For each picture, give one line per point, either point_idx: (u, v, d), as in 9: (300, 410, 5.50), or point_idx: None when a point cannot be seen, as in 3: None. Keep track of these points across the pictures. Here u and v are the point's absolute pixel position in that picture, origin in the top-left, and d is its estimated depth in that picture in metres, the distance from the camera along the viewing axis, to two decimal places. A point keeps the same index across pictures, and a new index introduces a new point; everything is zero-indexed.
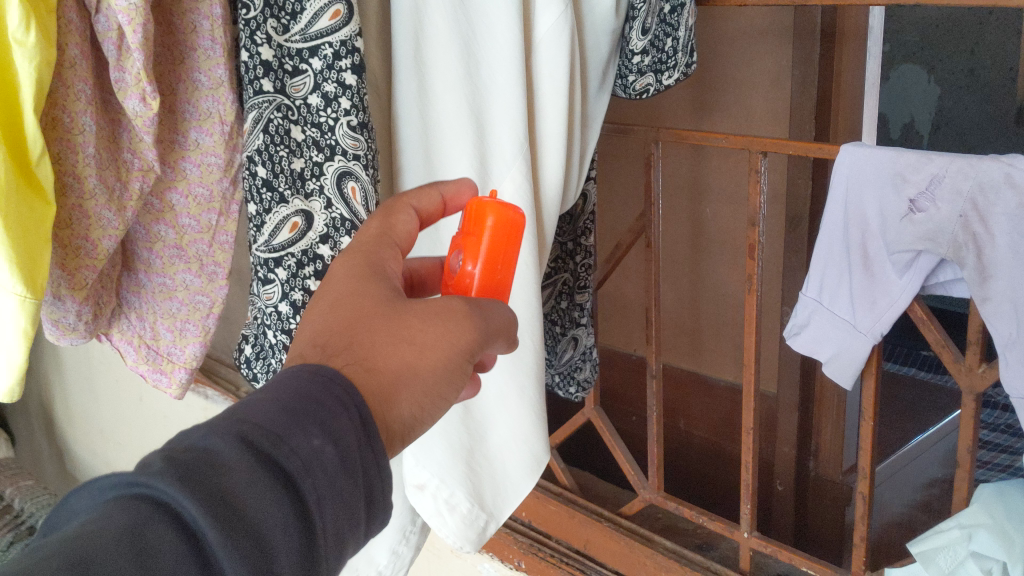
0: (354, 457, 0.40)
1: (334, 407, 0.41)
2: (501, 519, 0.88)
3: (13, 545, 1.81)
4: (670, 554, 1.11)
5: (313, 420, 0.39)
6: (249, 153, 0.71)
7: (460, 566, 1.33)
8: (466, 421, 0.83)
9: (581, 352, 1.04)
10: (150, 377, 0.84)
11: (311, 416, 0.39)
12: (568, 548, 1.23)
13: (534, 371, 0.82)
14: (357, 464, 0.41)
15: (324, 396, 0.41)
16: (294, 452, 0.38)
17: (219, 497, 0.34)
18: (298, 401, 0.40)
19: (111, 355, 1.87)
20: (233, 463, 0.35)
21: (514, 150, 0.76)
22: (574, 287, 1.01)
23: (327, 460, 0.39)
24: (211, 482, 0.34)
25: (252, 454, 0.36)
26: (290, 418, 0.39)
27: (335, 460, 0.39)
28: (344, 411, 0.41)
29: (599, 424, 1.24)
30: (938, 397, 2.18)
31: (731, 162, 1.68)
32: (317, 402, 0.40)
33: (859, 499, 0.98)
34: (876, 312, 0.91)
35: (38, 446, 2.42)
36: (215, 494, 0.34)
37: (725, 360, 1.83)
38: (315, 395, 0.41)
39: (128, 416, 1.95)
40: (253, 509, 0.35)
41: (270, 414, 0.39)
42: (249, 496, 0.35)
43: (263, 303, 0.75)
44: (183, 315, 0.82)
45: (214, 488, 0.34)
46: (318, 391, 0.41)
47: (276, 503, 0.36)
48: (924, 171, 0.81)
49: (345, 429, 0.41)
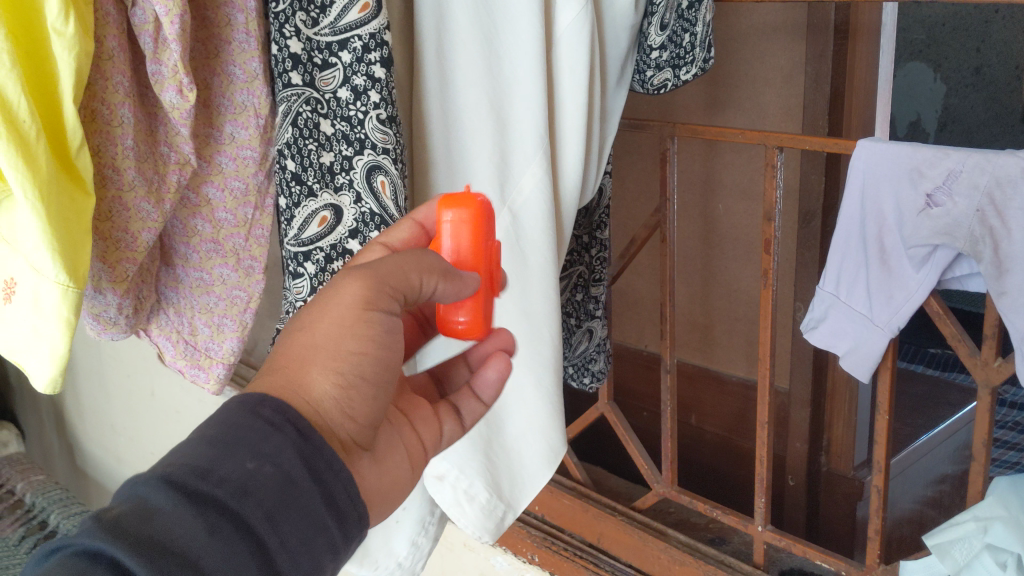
0: (295, 469, 0.46)
1: (266, 430, 0.46)
2: (519, 510, 0.88)
3: (24, 540, 1.83)
4: (683, 547, 1.11)
5: (246, 444, 0.45)
6: (279, 146, 0.73)
7: (472, 560, 1.34)
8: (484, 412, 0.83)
9: (595, 344, 1.05)
10: (188, 372, 0.86)
11: (245, 443, 0.45)
12: (582, 542, 1.23)
13: (551, 363, 0.82)
14: (302, 472, 0.46)
15: (256, 419, 0.46)
16: (225, 480, 0.43)
17: (154, 539, 0.39)
18: (232, 431, 0.45)
19: (123, 351, 1.89)
20: (162, 506, 0.40)
21: (535, 144, 0.76)
22: (589, 279, 1.01)
23: (264, 477, 0.44)
24: (149, 526, 0.39)
25: (178, 495, 0.41)
26: (221, 449, 0.44)
27: (274, 474, 0.44)
28: (278, 430, 0.46)
29: (613, 420, 1.25)
30: (948, 394, 2.19)
31: (743, 158, 1.69)
32: (249, 427, 0.46)
33: (875, 492, 0.99)
34: (893, 306, 0.92)
35: (49, 442, 2.43)
36: (153, 537, 0.39)
37: (736, 357, 1.83)
38: (242, 422, 0.46)
39: (138, 412, 1.96)
40: (189, 543, 0.39)
41: (198, 451, 0.44)
42: (186, 534, 0.40)
43: (292, 297, 0.76)
44: (220, 310, 0.83)
45: (149, 533, 0.39)
46: (248, 418, 0.46)
47: (212, 536, 0.40)
48: (941, 166, 0.81)
49: (280, 446, 0.46)
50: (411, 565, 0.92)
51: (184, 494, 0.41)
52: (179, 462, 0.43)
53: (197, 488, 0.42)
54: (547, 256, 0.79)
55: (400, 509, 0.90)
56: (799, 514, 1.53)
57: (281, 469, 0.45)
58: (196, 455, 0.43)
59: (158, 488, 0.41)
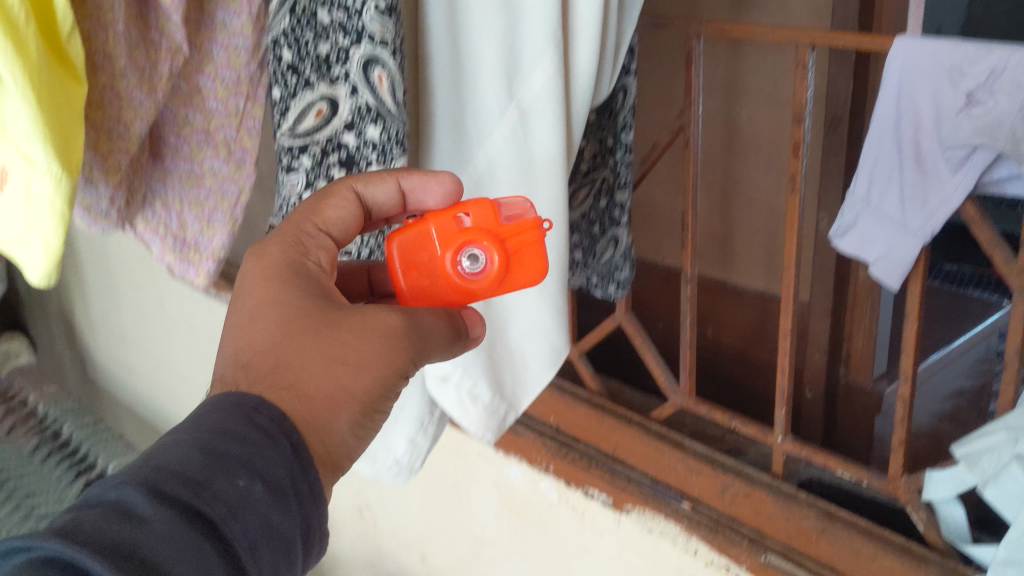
0: (280, 485, 0.53)
1: (260, 444, 0.53)
2: (520, 409, 0.88)
3: (37, 450, 1.85)
4: (701, 458, 1.11)
5: (237, 460, 0.52)
6: (275, 33, 0.69)
7: (486, 470, 1.35)
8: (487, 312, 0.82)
9: (622, 253, 1.01)
10: (178, 268, 0.84)
11: (239, 458, 0.52)
12: (597, 451, 1.22)
13: (559, 269, 0.80)
14: (285, 491, 0.53)
15: (251, 432, 0.53)
16: (217, 497, 0.50)
17: (126, 544, 0.44)
18: (229, 444, 0.52)
19: (131, 262, 1.87)
20: (145, 516, 0.46)
21: (546, 40, 0.71)
22: (613, 186, 0.97)
23: (249, 496, 0.51)
24: (125, 530, 0.45)
25: (163, 503, 0.47)
26: (215, 462, 0.51)
27: (262, 493, 0.52)
28: (273, 447, 0.54)
29: (631, 330, 1.23)
30: (967, 308, 2.21)
31: (768, 63, 1.64)
32: (245, 438, 0.53)
33: (900, 404, 0.96)
34: (927, 212, 0.88)
35: (59, 353, 2.42)
36: (123, 543, 0.44)
37: (755, 269, 1.81)
38: (238, 433, 0.53)
39: (147, 322, 1.95)
40: (157, 551, 0.45)
41: (192, 462, 0.50)
42: (164, 539, 0.46)
43: (286, 192, 0.75)
44: (211, 204, 0.80)
45: (125, 537, 0.45)
46: (245, 428, 0.53)
47: (188, 544, 0.47)
48: (984, 63, 0.77)
49: (272, 462, 0.53)
50: (409, 462, 0.91)
51: (171, 505, 0.48)
52: (173, 470, 0.50)
53: (186, 500, 0.48)
54: (558, 160, 0.75)
55: (398, 407, 0.89)
56: (815, 427, 1.52)
57: (268, 486, 0.52)
58: (188, 464, 0.50)
59: (145, 495, 0.47)
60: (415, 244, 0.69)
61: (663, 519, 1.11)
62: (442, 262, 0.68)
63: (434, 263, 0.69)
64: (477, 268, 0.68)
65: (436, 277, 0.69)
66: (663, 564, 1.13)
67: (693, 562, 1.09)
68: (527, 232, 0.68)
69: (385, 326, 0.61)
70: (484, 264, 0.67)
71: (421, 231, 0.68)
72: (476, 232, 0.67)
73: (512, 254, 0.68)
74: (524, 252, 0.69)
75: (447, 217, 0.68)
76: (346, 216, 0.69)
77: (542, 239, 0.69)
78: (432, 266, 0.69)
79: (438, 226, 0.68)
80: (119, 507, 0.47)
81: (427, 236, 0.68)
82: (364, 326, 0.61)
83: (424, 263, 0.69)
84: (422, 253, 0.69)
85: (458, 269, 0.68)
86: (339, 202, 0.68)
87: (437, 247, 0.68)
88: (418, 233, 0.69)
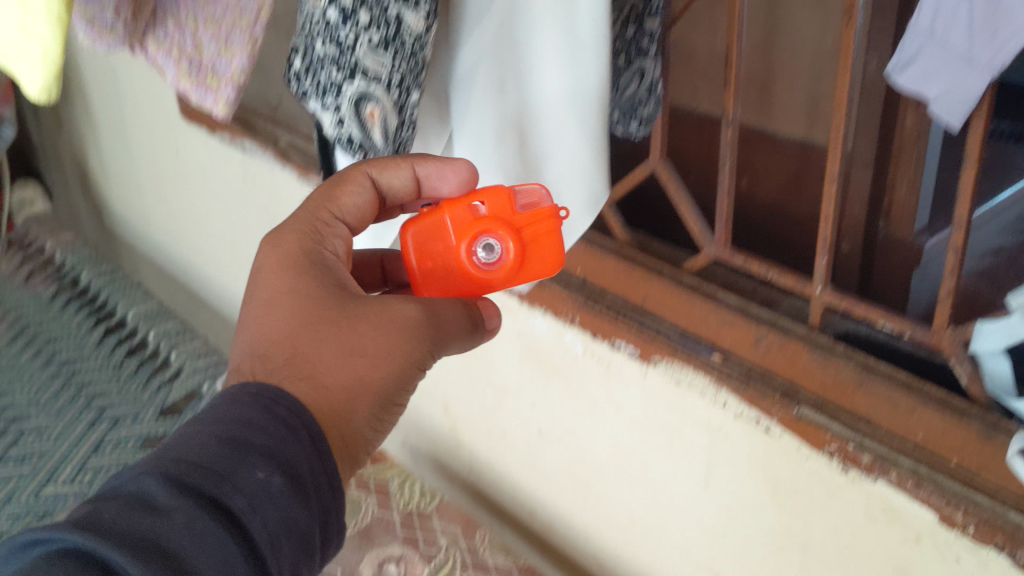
0: (297, 471, 0.62)
1: (281, 435, 0.62)
2: (555, 254, 0.88)
3: (56, 298, 1.85)
4: (734, 309, 1.05)
5: (257, 452, 0.60)
6: None
7: (511, 322, 1.33)
8: (522, 149, 0.80)
9: (647, 87, 0.96)
10: (197, 95, 0.79)
11: (259, 449, 0.60)
12: (624, 304, 1.17)
13: (597, 99, 0.74)
14: (304, 483, 0.62)
15: (274, 421, 0.62)
16: (238, 488, 0.59)
17: (150, 534, 0.54)
18: (252, 436, 0.61)
19: (145, 107, 1.82)
20: (166, 507, 0.56)
21: None
22: (643, 12, 0.89)
23: (268, 487, 0.59)
24: (148, 523, 0.55)
25: (185, 495, 0.57)
26: (237, 454, 0.60)
27: (280, 483, 0.60)
28: (294, 439, 0.63)
29: (667, 179, 1.17)
30: (1010, 168, 2.16)
31: None
32: (267, 429, 0.62)
33: (951, 252, 0.92)
34: (997, 46, 0.80)
35: (75, 203, 2.40)
36: (143, 534, 0.54)
37: (796, 115, 1.82)
38: (262, 422, 0.62)
39: (163, 171, 1.91)
40: (175, 537, 0.55)
41: (216, 454, 0.59)
42: (182, 526, 0.55)
43: (314, 7, 0.72)
44: (228, 22, 0.74)
45: (148, 527, 0.54)
46: (265, 417, 0.62)
47: (206, 534, 0.56)
48: None
49: (291, 449, 0.62)
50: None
51: (192, 495, 0.57)
52: (201, 463, 0.59)
53: (206, 489, 0.58)
54: None
55: None
56: None
57: (287, 476, 0.61)
58: (210, 455, 0.59)
59: (170, 487, 0.57)
60: (433, 232, 0.78)
61: (692, 370, 1.08)
62: (459, 249, 0.77)
63: (450, 252, 0.78)
64: (490, 256, 0.77)
65: (450, 263, 0.78)
66: (691, 416, 1.11)
67: (722, 414, 1.07)
68: (542, 221, 0.77)
69: (399, 317, 0.70)
70: (498, 253, 0.76)
71: (440, 219, 0.77)
72: (490, 221, 0.76)
73: (523, 244, 0.77)
74: (538, 240, 0.78)
75: (464, 207, 0.77)
76: (361, 202, 0.80)
77: (555, 223, 0.77)
78: (447, 254, 0.78)
79: (455, 215, 0.77)
80: (144, 497, 0.56)
81: (445, 225, 0.77)
82: (382, 320, 0.70)
83: (441, 250, 0.78)
84: (437, 242, 0.78)
85: (472, 259, 0.77)
86: (354, 188, 0.79)
87: (454, 236, 0.77)
88: (437, 221, 0.78)
